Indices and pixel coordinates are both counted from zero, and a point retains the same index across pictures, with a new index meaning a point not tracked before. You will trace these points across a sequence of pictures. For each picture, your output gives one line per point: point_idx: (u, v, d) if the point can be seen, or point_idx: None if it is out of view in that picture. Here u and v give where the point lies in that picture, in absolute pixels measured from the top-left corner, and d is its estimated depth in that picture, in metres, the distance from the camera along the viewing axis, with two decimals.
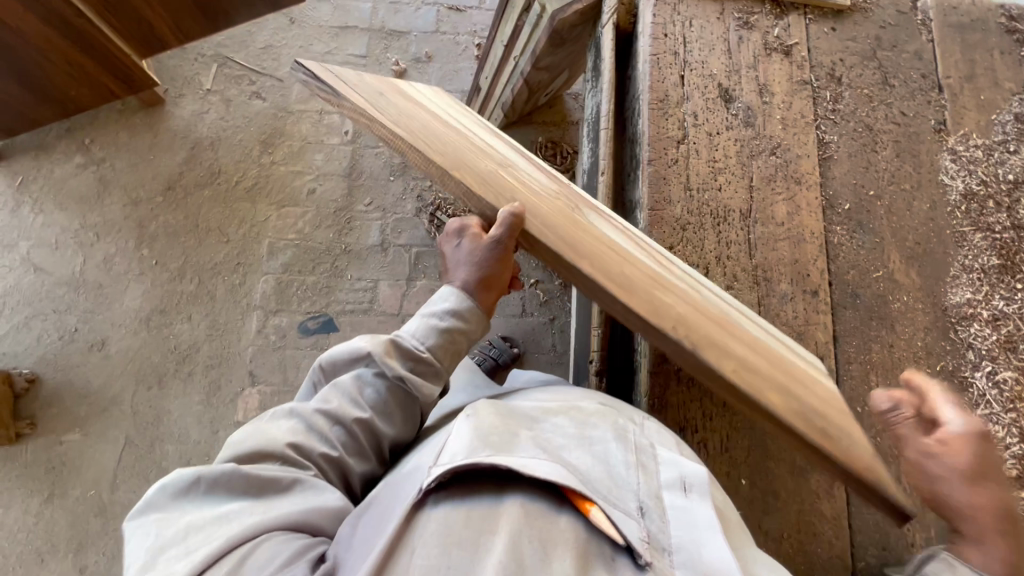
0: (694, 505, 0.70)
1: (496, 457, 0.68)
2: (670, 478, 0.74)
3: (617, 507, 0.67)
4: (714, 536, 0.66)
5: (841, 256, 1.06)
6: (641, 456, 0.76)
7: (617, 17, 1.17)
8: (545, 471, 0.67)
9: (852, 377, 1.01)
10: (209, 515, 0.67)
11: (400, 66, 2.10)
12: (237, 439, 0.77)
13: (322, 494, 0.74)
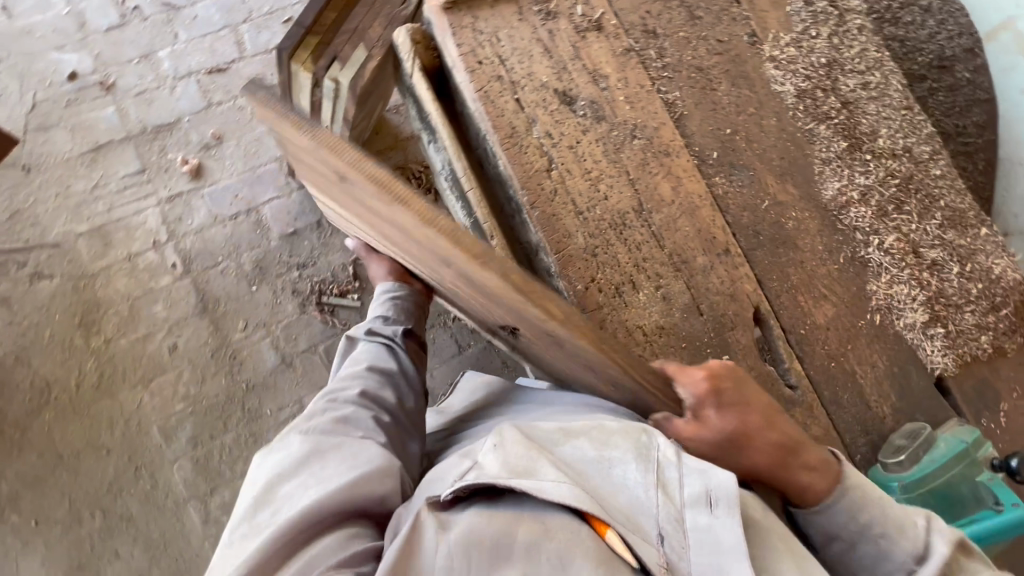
0: (718, 525, 0.64)
1: (517, 482, 0.64)
2: (696, 490, 0.66)
3: (636, 533, 0.63)
4: (739, 557, 0.62)
5: (731, 203, 1.09)
6: (664, 471, 0.68)
7: (420, 60, 1.05)
8: (565, 493, 0.63)
9: (785, 306, 1.08)
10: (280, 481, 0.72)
11: (190, 163, 1.77)
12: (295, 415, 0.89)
13: (368, 456, 0.76)
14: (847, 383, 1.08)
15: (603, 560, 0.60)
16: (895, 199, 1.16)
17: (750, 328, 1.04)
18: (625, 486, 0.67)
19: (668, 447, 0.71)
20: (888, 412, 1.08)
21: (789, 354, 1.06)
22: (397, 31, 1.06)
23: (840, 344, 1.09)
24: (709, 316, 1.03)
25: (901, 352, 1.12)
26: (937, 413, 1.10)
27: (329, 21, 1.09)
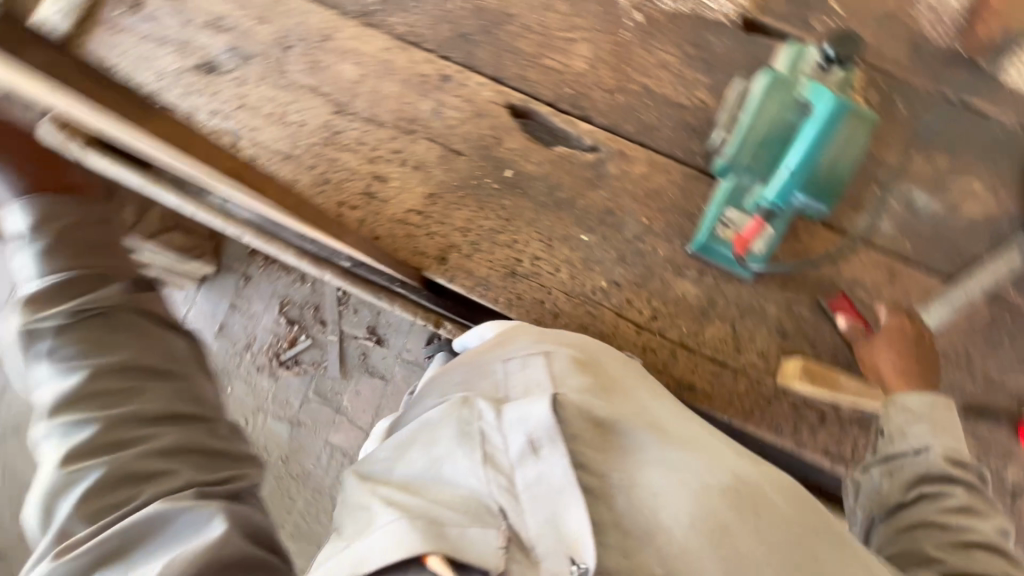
0: (548, 467, 0.54)
1: (342, 561, 0.53)
2: (518, 442, 0.56)
3: (470, 528, 0.52)
4: (572, 493, 0.52)
5: (422, 29, 0.98)
6: (490, 438, 0.57)
7: None
8: (381, 551, 0.51)
9: (537, 81, 0.97)
10: None
11: None
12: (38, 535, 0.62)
13: (185, 531, 0.60)
14: (646, 103, 0.96)
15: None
16: None
17: (515, 129, 0.96)
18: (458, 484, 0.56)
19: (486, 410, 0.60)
20: (705, 96, 0.95)
21: (570, 122, 0.96)
22: None
23: (615, 73, 0.97)
24: (470, 151, 0.95)
25: (685, 28, 0.97)
26: (756, 59, 0.95)
27: None
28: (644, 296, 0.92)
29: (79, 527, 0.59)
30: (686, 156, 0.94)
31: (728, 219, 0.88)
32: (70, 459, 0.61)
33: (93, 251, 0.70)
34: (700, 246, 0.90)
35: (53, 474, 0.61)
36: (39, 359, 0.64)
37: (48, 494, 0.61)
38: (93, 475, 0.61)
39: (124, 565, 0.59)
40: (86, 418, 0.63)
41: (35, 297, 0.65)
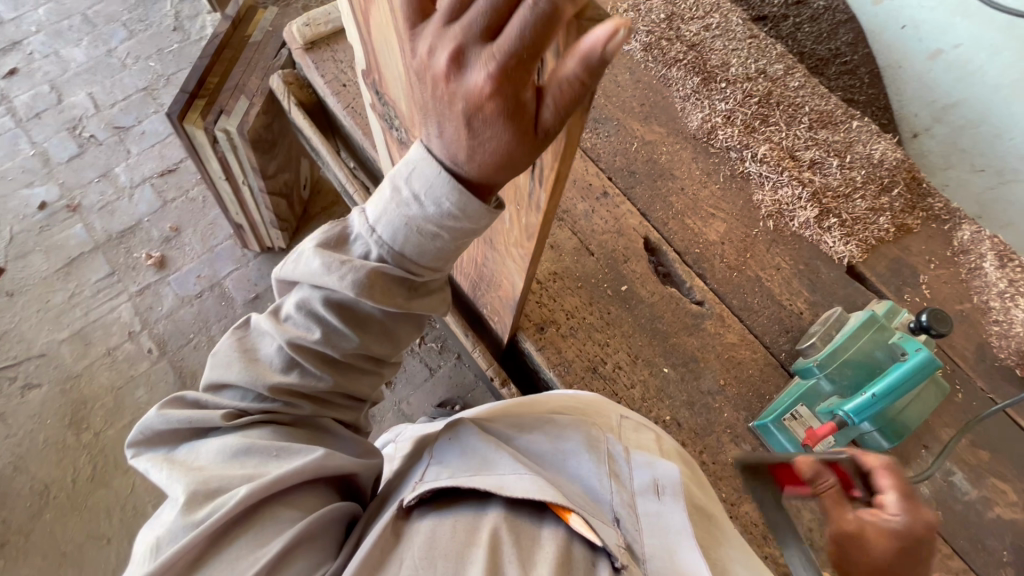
0: (668, 509, 0.73)
1: (479, 481, 0.68)
2: (644, 479, 0.77)
3: (598, 518, 0.68)
4: (686, 537, 0.70)
5: (602, 152, 1.18)
6: (615, 464, 0.78)
7: (296, 97, 1.17)
8: (527, 490, 0.66)
9: (675, 231, 1.13)
10: (210, 460, 0.65)
11: (155, 256, 1.92)
12: (212, 365, 0.73)
13: (329, 440, 0.75)
14: (754, 289, 1.10)
15: (565, 547, 0.63)
16: (759, 115, 1.22)
17: (643, 258, 1.09)
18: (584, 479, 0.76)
19: (617, 446, 0.81)
20: (804, 307, 1.09)
21: (688, 273, 1.09)
22: (272, 77, 1.17)
23: (737, 255, 1.12)
24: (600, 255, 1.08)
25: (803, 250, 1.15)
26: (852, 299, 1.11)
27: (212, 80, 1.18)
28: (698, 447, 0.97)
29: (253, 409, 0.70)
30: (773, 346, 1.05)
31: (797, 414, 0.95)
32: (282, 394, 0.70)
33: (450, 257, 0.65)
34: (762, 425, 0.97)
35: (263, 387, 0.69)
36: (331, 305, 0.67)
37: (243, 379, 0.69)
38: (297, 407, 0.71)
39: (276, 438, 0.68)
40: (320, 359, 0.71)
41: (368, 281, 0.62)
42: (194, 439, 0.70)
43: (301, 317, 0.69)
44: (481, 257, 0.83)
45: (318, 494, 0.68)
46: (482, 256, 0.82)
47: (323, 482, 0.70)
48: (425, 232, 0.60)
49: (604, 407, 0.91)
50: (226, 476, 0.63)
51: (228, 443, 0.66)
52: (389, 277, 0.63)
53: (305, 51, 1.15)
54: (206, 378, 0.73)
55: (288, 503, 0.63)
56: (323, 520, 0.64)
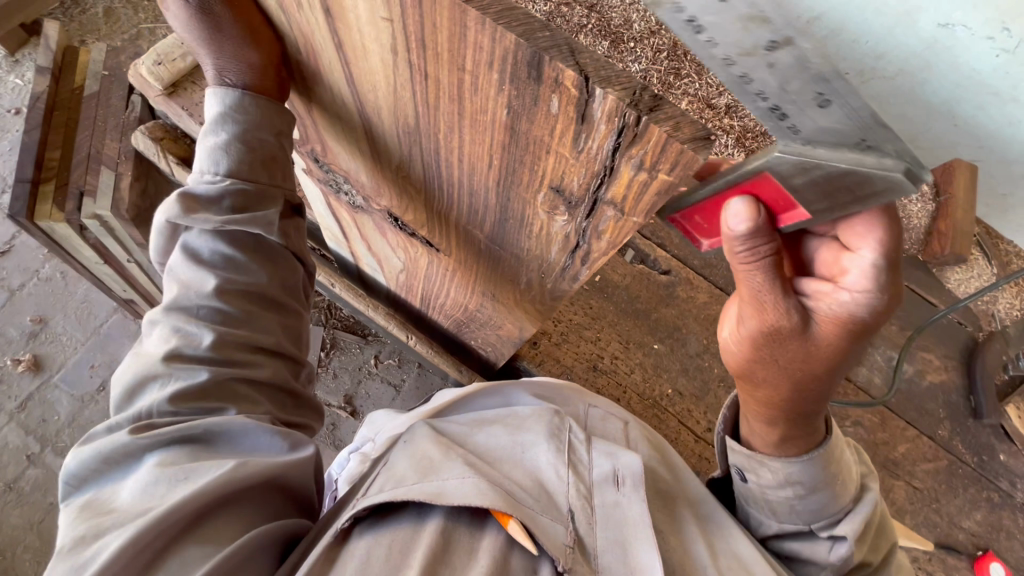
0: (626, 500, 0.49)
1: (416, 489, 0.46)
2: (601, 466, 0.52)
3: (543, 515, 0.47)
4: (645, 532, 0.47)
5: None
6: (575, 452, 0.53)
7: (172, 152, 0.93)
8: (470, 494, 0.45)
9: None
10: (121, 503, 0.42)
11: (22, 360, 1.56)
12: (124, 369, 0.49)
13: (258, 445, 0.48)
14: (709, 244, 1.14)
15: (501, 561, 0.43)
16: (672, 69, 1.22)
17: None
18: (536, 467, 0.52)
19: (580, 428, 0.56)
20: None
21: (649, 246, 1.11)
22: (134, 136, 0.94)
23: None
24: None
25: None
26: None
27: (53, 156, 0.95)
28: (702, 409, 1.03)
29: (170, 420, 0.46)
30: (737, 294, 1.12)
31: None
32: (183, 403, 0.46)
33: (269, 165, 0.48)
34: None
35: (156, 372, 0.47)
36: (182, 249, 0.47)
37: (137, 378, 0.48)
38: (196, 382, 0.46)
39: (191, 458, 0.44)
40: (207, 318, 0.48)
41: (186, 204, 0.46)
42: (106, 476, 0.44)
43: (178, 268, 0.48)
44: (475, 305, 0.77)
45: (244, 520, 0.45)
46: (477, 304, 0.76)
47: (255, 501, 0.46)
48: (220, 154, 0.46)
49: (565, 386, 0.65)
50: (120, 519, 0.41)
51: (139, 476, 0.43)
52: (202, 195, 0.46)
53: (168, 97, 0.89)
54: (112, 396, 0.49)
55: (190, 549, 0.41)
56: (239, 559, 0.42)
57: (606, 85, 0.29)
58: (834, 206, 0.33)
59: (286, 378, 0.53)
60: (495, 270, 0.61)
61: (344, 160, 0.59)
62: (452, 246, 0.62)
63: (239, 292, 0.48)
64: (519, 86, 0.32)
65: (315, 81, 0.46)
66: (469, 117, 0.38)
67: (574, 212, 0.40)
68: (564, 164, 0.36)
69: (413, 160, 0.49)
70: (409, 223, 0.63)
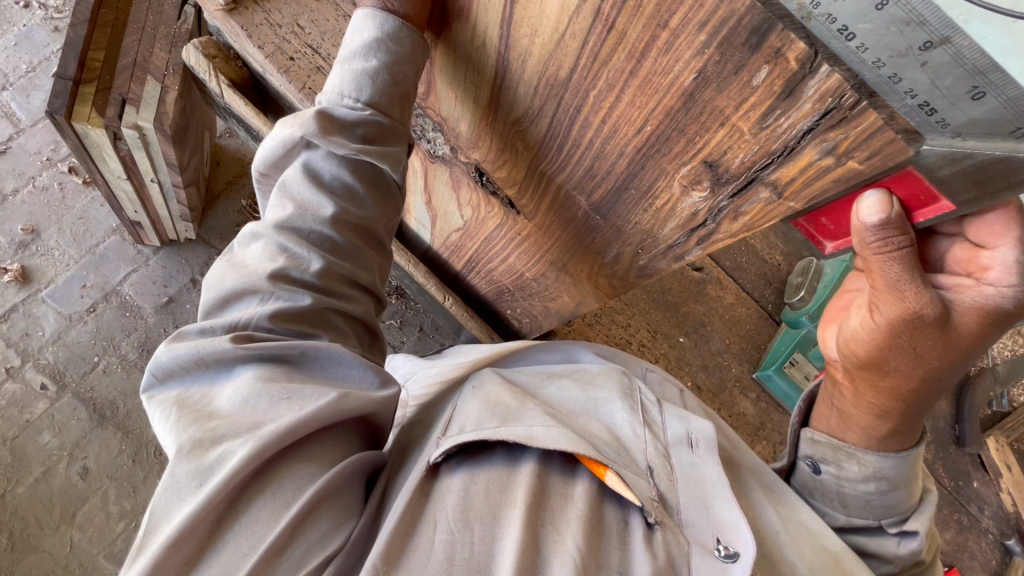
0: (702, 463, 0.48)
1: (503, 430, 0.43)
2: (675, 428, 0.51)
3: (627, 469, 0.45)
4: (726, 491, 0.46)
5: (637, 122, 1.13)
6: (648, 411, 0.52)
7: (224, 75, 0.87)
8: (561, 438, 0.42)
9: None
10: (217, 412, 0.38)
11: (10, 269, 1.45)
12: (219, 276, 0.45)
13: (350, 375, 0.44)
14: (739, 248, 1.17)
15: (597, 512, 0.41)
16: None
17: None
18: (611, 424, 0.50)
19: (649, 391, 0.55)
20: (782, 259, 1.18)
21: None
22: (185, 48, 0.89)
23: None
24: None
25: None
26: None
27: (96, 57, 0.89)
28: (717, 405, 1.06)
29: (272, 335, 0.42)
30: (762, 299, 1.15)
31: (796, 360, 1.06)
32: (282, 322, 0.42)
33: (403, 102, 0.48)
34: (765, 374, 1.08)
35: (256, 286, 0.43)
36: (302, 167, 0.45)
37: (232, 286, 0.43)
38: (298, 306, 0.43)
39: (289, 378, 0.40)
40: (318, 243, 0.45)
41: (322, 127, 0.44)
42: (197, 378, 0.40)
43: (294, 185, 0.45)
44: (534, 274, 0.76)
45: (339, 453, 0.41)
46: (536, 274, 0.75)
47: (344, 431, 0.43)
48: (365, 80, 0.45)
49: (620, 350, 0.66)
50: (232, 428, 0.37)
51: (236, 386, 0.39)
52: (342, 120, 0.44)
53: (228, 14, 0.75)
54: (202, 299, 0.44)
55: (296, 468, 0.38)
56: (333, 489, 0.39)
57: (833, 63, 0.29)
58: (980, 196, 0.30)
59: (375, 318, 0.52)
60: (580, 240, 0.60)
61: (441, 102, 0.57)
62: (542, 210, 0.61)
63: (352, 225, 0.47)
64: (725, 51, 0.32)
65: (455, 19, 0.46)
66: (642, 78, 0.37)
67: (719, 189, 0.41)
68: (735, 139, 0.36)
69: (539, 115, 0.48)
70: (498, 176, 0.61)
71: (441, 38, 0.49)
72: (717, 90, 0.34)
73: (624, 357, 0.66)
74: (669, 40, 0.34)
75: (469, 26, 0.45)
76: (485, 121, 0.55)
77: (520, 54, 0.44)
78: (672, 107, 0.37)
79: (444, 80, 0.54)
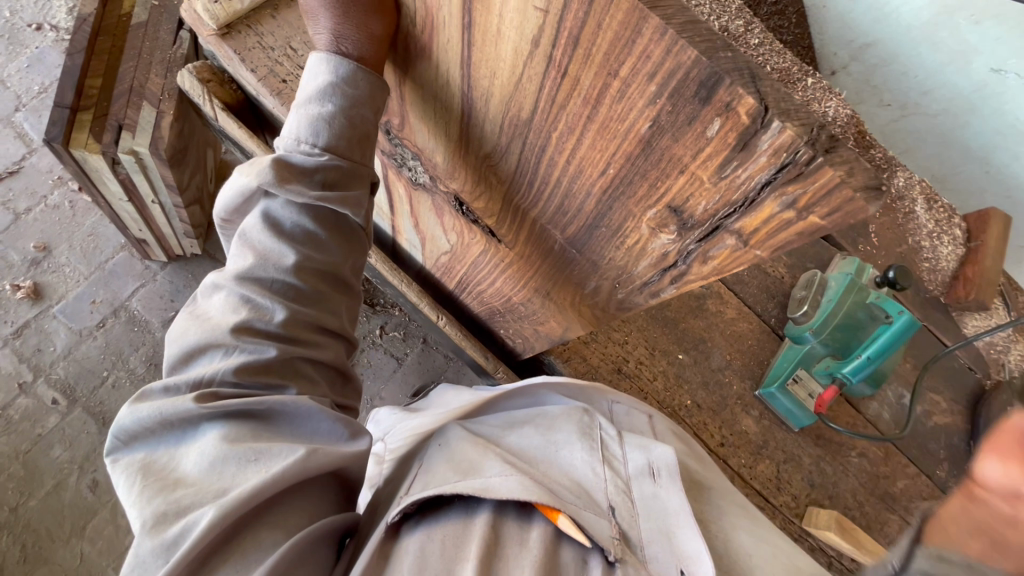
0: (664, 492, 0.52)
1: (460, 484, 0.45)
2: (635, 462, 0.54)
3: (587, 510, 0.46)
4: (687, 519, 0.49)
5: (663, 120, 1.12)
6: (607, 448, 0.55)
7: (219, 98, 0.88)
8: (515, 486, 0.44)
9: None
10: (183, 476, 0.40)
11: (23, 286, 1.49)
12: (184, 331, 0.47)
13: (318, 430, 0.46)
14: None
15: (554, 555, 0.42)
16: None
17: None
18: (573, 469, 0.52)
19: (608, 425, 0.58)
20: (785, 272, 1.16)
21: None
22: (180, 73, 0.89)
23: None
24: None
25: None
26: (823, 258, 1.19)
27: (93, 84, 0.91)
28: (717, 425, 1.04)
29: (240, 391, 0.44)
30: (764, 314, 1.12)
31: (798, 377, 1.03)
32: (248, 375, 0.44)
33: (363, 142, 0.49)
34: (767, 392, 1.05)
35: (220, 340, 0.45)
36: (262, 215, 0.48)
37: (198, 342, 0.45)
38: (262, 358, 0.45)
39: (256, 436, 0.42)
40: (281, 292, 0.48)
41: (279, 174, 0.47)
42: (163, 440, 0.42)
43: (255, 234, 0.48)
44: (520, 298, 0.75)
45: (309, 514, 0.43)
46: (523, 299, 0.74)
47: (317, 488, 0.45)
48: (321, 125, 0.47)
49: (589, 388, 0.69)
50: (198, 497, 0.38)
51: (202, 449, 0.41)
52: (298, 167, 0.47)
53: (222, 39, 0.76)
54: (167, 355, 0.47)
55: (261, 537, 0.39)
56: (303, 556, 0.40)
57: (785, 118, 0.28)
58: None
59: (344, 359, 0.54)
60: (560, 270, 0.59)
61: (415, 131, 0.56)
62: (521, 238, 0.59)
63: (316, 271, 0.49)
64: (677, 101, 0.31)
65: (418, 57, 0.45)
66: (599, 124, 0.36)
67: (685, 233, 0.39)
68: (697, 186, 0.35)
69: (507, 152, 0.47)
70: (476, 206, 0.60)
71: (406, 70, 0.48)
72: (673, 139, 0.33)
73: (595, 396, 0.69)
74: (621, 88, 0.33)
75: (433, 57, 0.43)
76: (458, 151, 0.54)
77: (484, 89, 0.42)
78: (632, 153, 0.36)
79: (415, 110, 0.52)
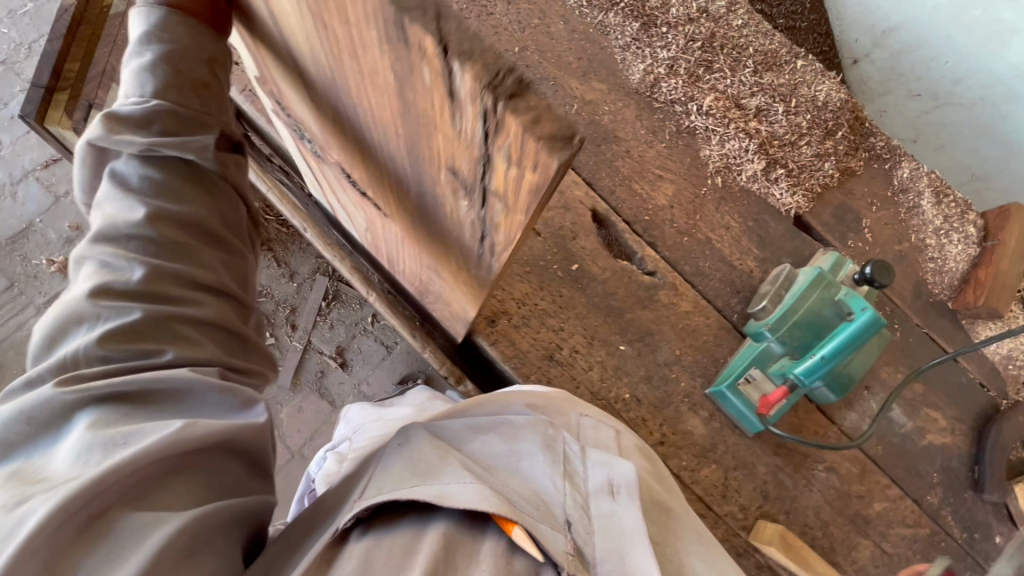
0: (621, 510, 0.56)
1: (417, 489, 0.50)
2: (597, 480, 0.59)
3: (545, 524, 0.50)
4: (641, 541, 0.53)
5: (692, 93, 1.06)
6: (569, 464, 0.61)
7: None
8: (472, 497, 0.49)
9: (622, 199, 1.07)
10: (51, 469, 0.44)
11: (57, 261, 1.66)
12: (49, 318, 0.54)
13: (199, 404, 0.53)
14: (703, 252, 1.07)
15: (504, 565, 0.47)
16: (704, 61, 1.11)
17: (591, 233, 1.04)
18: (533, 480, 0.57)
19: (572, 442, 0.64)
20: (753, 265, 1.07)
21: (638, 244, 1.05)
22: None
23: (685, 217, 1.07)
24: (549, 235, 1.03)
25: (751, 203, 1.10)
26: (801, 253, 1.09)
27: (71, 68, 1.00)
28: (659, 420, 0.99)
29: (115, 374, 0.50)
30: (725, 309, 1.05)
31: (750, 377, 0.96)
32: (113, 344, 0.51)
33: (201, 93, 0.60)
34: (718, 391, 0.98)
35: (80, 310, 0.52)
36: (110, 178, 0.58)
37: (64, 320, 0.52)
38: (124, 317, 0.52)
39: (124, 416, 0.49)
40: (140, 250, 0.55)
41: (112, 129, 0.56)
42: (32, 447, 0.46)
43: (107, 202, 0.57)
44: (425, 273, 0.82)
45: (196, 496, 0.49)
46: (426, 272, 0.81)
47: (209, 468, 0.52)
48: (144, 77, 0.56)
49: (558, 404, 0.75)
50: (61, 482, 0.42)
51: (71, 441, 0.46)
52: (127, 119, 0.56)
53: None
54: (33, 348, 0.53)
55: (142, 512, 0.44)
56: (186, 530, 0.45)
57: (465, 60, 0.34)
58: None
59: (234, 321, 0.62)
60: (433, 237, 0.66)
61: (306, 110, 0.67)
62: (400, 210, 0.67)
63: (173, 221, 0.57)
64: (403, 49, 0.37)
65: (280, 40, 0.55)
66: (383, 78, 0.43)
67: (472, 177, 0.44)
68: (450, 132, 0.41)
69: (358, 119, 0.55)
70: (367, 180, 0.69)
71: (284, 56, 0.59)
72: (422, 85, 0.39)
73: (557, 405, 0.75)
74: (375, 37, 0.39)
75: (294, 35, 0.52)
76: (337, 125, 0.62)
77: (325, 59, 0.50)
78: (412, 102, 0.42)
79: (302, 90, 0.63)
